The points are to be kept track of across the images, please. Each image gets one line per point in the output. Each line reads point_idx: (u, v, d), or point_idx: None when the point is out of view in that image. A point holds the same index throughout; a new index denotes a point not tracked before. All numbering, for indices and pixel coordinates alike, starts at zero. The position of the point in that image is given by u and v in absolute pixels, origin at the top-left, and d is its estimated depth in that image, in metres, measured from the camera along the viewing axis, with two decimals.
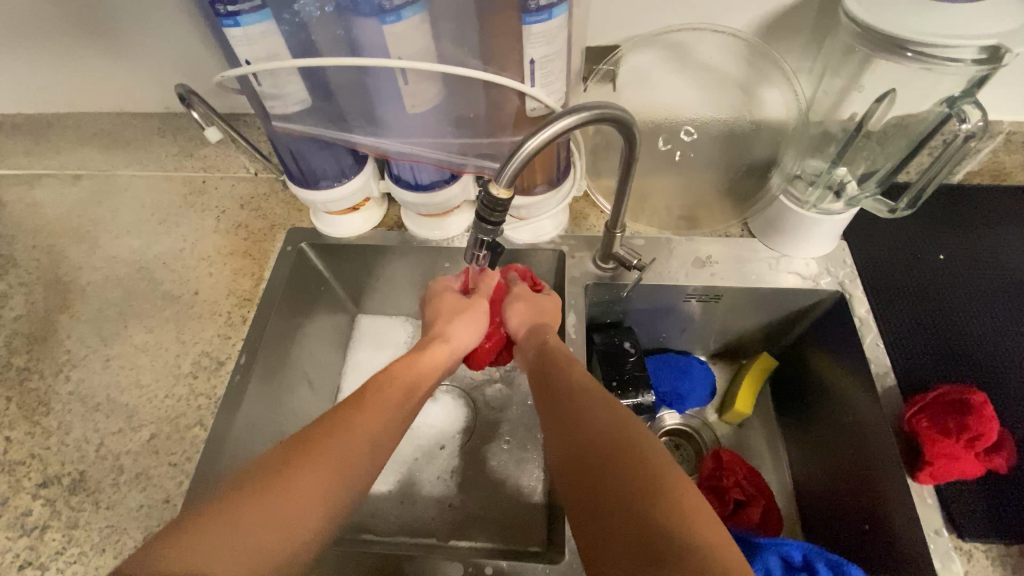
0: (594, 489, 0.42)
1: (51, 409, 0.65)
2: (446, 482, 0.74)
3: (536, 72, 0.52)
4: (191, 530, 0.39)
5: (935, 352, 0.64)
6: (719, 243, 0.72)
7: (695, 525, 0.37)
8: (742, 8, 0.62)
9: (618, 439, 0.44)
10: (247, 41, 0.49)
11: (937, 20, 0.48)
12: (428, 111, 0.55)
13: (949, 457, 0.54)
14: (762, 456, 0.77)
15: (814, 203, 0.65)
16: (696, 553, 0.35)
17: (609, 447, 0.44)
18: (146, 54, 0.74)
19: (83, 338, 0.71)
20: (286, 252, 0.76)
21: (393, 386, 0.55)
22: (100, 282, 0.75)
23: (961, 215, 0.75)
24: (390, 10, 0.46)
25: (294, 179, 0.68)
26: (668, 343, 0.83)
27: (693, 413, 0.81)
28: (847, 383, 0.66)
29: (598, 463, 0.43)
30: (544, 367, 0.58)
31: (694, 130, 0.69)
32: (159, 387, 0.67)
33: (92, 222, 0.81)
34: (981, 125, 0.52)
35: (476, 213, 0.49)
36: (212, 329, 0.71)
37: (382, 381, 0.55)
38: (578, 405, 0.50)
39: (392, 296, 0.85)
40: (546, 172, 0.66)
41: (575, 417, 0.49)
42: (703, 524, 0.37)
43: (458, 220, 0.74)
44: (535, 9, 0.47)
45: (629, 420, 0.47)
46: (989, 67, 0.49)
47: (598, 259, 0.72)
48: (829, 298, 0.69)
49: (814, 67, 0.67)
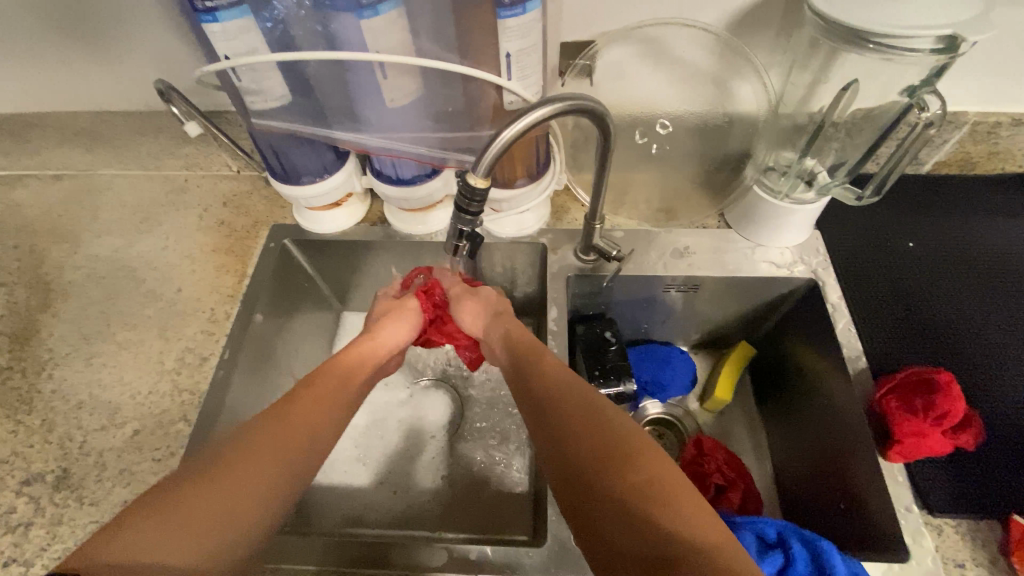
0: (585, 496, 0.41)
1: (33, 408, 0.65)
2: (432, 474, 0.74)
3: (513, 65, 0.53)
4: (164, 510, 0.39)
5: (904, 336, 0.66)
6: (697, 234, 0.74)
7: (688, 517, 0.37)
8: (712, 4, 0.64)
9: (608, 436, 0.43)
10: (226, 36, 0.49)
11: (894, 12, 0.50)
12: (407, 105, 0.56)
13: (917, 435, 0.56)
14: (743, 443, 0.79)
15: (786, 192, 0.67)
16: (697, 550, 0.35)
17: (595, 448, 0.43)
18: (125, 53, 0.74)
19: (65, 336, 0.71)
20: (270, 249, 0.76)
21: (338, 376, 0.57)
22: (82, 281, 0.75)
23: (930, 205, 0.77)
24: (367, 5, 0.47)
25: (277, 175, 0.69)
26: (650, 334, 0.84)
27: (675, 402, 0.82)
28: (821, 368, 0.68)
29: (589, 468, 0.42)
30: (523, 366, 0.56)
31: (670, 123, 0.71)
32: (142, 384, 0.67)
33: (74, 221, 0.80)
34: (941, 113, 0.55)
35: (454, 204, 0.50)
36: (195, 325, 0.71)
37: (338, 370, 0.58)
38: (560, 406, 0.48)
39: (377, 292, 0.85)
40: (526, 165, 0.67)
41: (557, 420, 0.48)
42: (699, 517, 0.37)
43: (441, 215, 0.75)
44: (509, 3, 0.48)
45: (614, 416, 0.46)
46: (947, 57, 0.51)
47: (579, 250, 0.73)
48: (803, 286, 0.71)
49: (785, 60, 0.68)
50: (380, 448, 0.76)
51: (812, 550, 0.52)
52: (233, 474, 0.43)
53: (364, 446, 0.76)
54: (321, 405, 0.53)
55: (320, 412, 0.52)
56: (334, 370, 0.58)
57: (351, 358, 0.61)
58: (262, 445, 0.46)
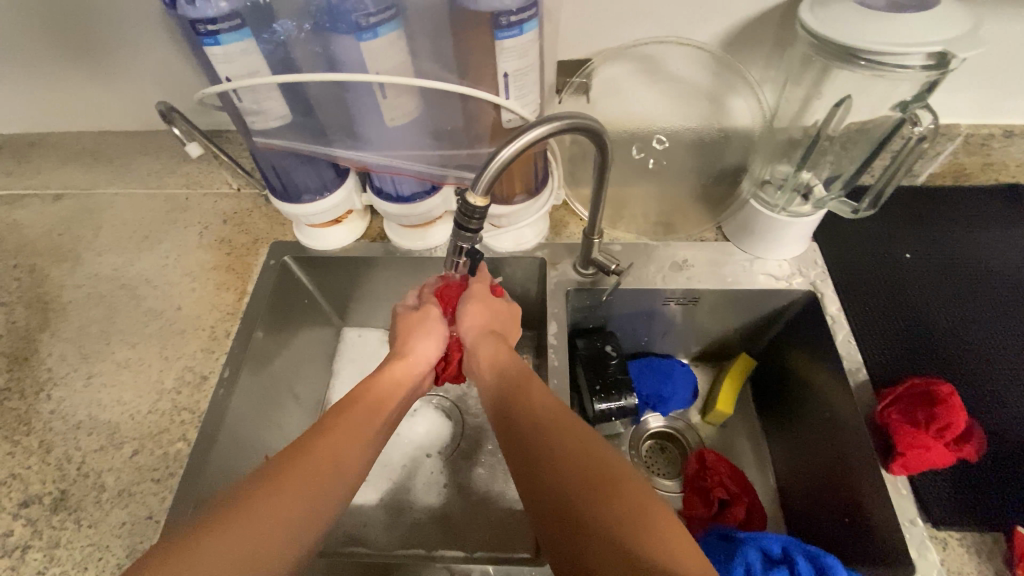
0: (574, 529, 0.39)
1: (32, 429, 0.65)
2: (433, 491, 0.74)
3: (511, 85, 0.54)
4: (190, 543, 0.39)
5: (904, 347, 0.66)
6: (696, 248, 0.74)
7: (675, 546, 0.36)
8: (706, 22, 0.65)
9: (595, 469, 0.42)
10: (227, 59, 0.50)
11: (885, 28, 0.51)
12: (407, 124, 0.57)
13: (919, 447, 0.55)
14: (746, 456, 0.78)
15: (783, 206, 0.67)
16: None
17: (579, 481, 0.42)
18: (128, 74, 0.75)
19: (65, 356, 0.70)
20: (270, 266, 0.76)
21: (365, 401, 0.56)
22: (83, 299, 0.75)
23: (925, 215, 0.78)
24: (367, 27, 0.48)
25: (277, 194, 0.69)
26: (650, 347, 0.84)
27: (677, 416, 0.82)
28: (823, 380, 0.68)
29: (576, 502, 0.40)
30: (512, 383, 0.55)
31: (666, 139, 0.71)
32: (142, 403, 0.66)
33: (74, 240, 0.81)
34: (933, 126, 0.56)
35: (454, 221, 0.50)
36: (195, 343, 0.71)
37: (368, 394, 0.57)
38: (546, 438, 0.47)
39: (376, 308, 0.85)
40: (525, 181, 0.67)
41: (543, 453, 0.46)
42: (685, 550, 0.36)
43: (441, 230, 0.75)
44: (507, 24, 0.49)
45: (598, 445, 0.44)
46: (938, 72, 0.52)
47: (578, 265, 0.73)
48: (801, 298, 0.72)
49: (778, 77, 0.69)
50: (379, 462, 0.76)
51: (816, 564, 0.52)
52: (273, 500, 0.43)
53: None
54: (361, 431, 0.53)
55: (358, 437, 0.52)
56: (366, 397, 0.57)
57: (381, 381, 0.59)
58: (305, 469, 0.47)
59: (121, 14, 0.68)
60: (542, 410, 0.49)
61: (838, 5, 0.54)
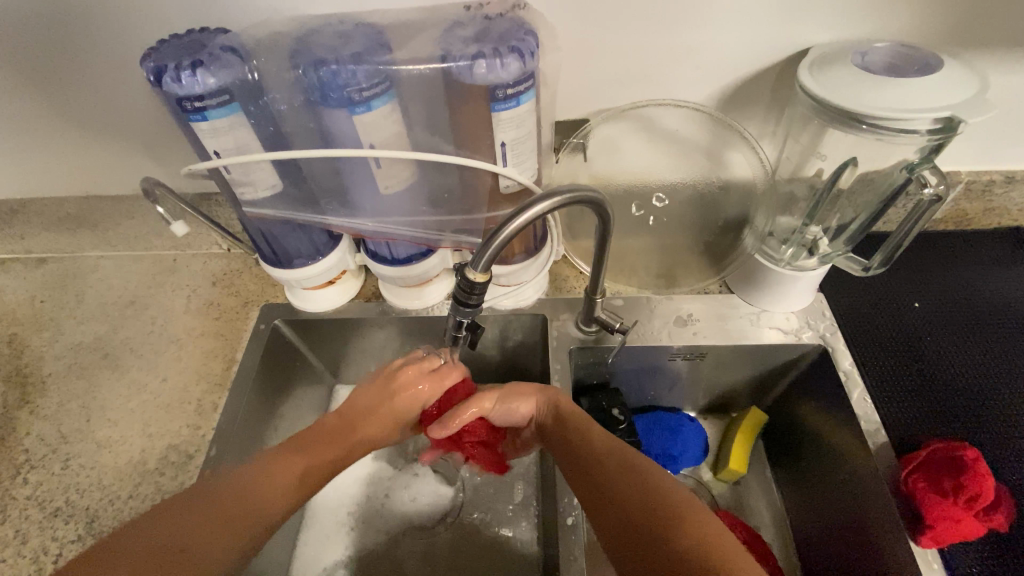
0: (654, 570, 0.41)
1: (6, 517, 0.61)
2: (435, 565, 0.70)
3: (508, 153, 0.52)
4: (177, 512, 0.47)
5: (921, 404, 0.64)
6: (700, 301, 0.72)
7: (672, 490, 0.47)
8: (701, 82, 0.64)
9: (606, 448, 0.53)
10: (214, 134, 0.48)
11: (887, 95, 0.50)
12: (403, 191, 0.55)
13: (950, 520, 0.53)
14: (762, 516, 0.74)
15: (789, 259, 0.66)
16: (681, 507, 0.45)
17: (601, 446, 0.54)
18: (114, 138, 0.74)
19: (43, 436, 0.66)
20: (259, 330, 0.73)
21: (318, 448, 0.58)
22: (62, 372, 0.72)
23: (931, 260, 0.77)
24: (360, 101, 0.47)
25: (268, 260, 0.66)
26: (656, 400, 0.81)
27: (687, 473, 0.78)
28: (841, 439, 0.65)
29: (598, 460, 0.52)
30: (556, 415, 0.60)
31: (665, 197, 0.69)
32: (122, 487, 0.62)
33: (56, 308, 0.78)
34: (943, 188, 0.54)
35: (453, 297, 0.48)
36: (180, 419, 0.67)
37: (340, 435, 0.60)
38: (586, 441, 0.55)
39: (371, 365, 0.82)
40: (525, 242, 0.65)
41: (611, 470, 0.50)
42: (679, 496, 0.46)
43: (437, 288, 0.72)
44: (503, 97, 0.48)
45: (658, 470, 0.49)
46: (943, 136, 0.51)
47: (580, 322, 0.70)
48: (812, 352, 0.69)
49: (777, 132, 0.69)
50: (367, 529, 0.72)
51: None
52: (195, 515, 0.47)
53: (362, 533, 0.72)
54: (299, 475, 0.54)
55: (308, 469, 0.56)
56: (345, 427, 0.61)
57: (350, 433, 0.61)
58: (291, 470, 0.54)
59: (109, 85, 0.67)
60: (582, 425, 0.57)
61: (839, 67, 0.54)
